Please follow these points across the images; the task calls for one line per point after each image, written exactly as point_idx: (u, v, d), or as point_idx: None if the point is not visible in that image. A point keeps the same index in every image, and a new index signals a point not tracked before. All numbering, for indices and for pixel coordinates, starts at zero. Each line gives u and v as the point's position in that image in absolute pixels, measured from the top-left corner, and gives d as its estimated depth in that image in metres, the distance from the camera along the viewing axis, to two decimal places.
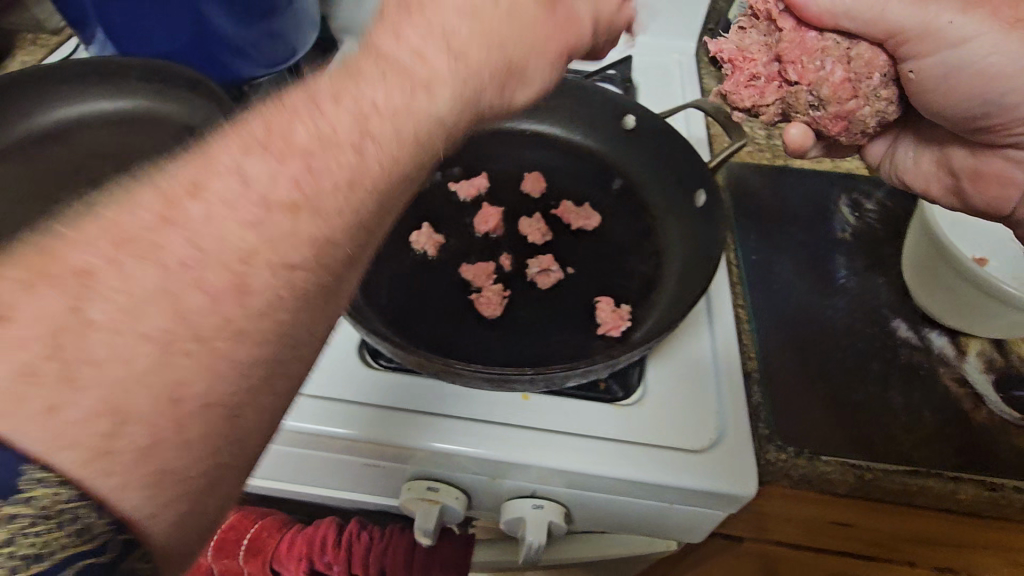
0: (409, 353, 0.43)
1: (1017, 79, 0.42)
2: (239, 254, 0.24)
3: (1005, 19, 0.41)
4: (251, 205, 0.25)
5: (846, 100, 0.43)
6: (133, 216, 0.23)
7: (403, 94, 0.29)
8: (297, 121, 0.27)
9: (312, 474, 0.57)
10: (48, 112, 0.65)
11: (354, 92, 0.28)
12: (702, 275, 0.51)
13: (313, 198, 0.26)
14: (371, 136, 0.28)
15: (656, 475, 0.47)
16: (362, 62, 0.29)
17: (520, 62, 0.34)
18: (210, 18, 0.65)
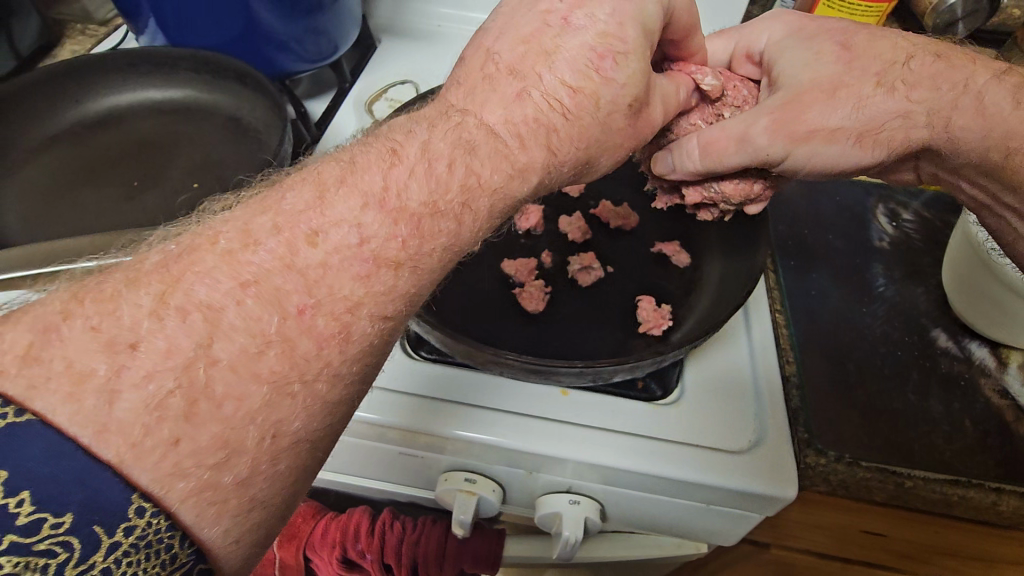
0: (456, 342, 0.44)
1: (849, 159, 0.46)
2: (344, 306, 0.29)
3: (795, 136, 0.45)
4: (361, 260, 0.30)
5: (749, 190, 0.50)
6: (288, 260, 0.28)
7: (503, 178, 0.35)
8: (414, 182, 0.32)
9: (348, 463, 0.58)
10: (100, 100, 0.66)
11: (467, 165, 0.34)
12: (745, 276, 0.51)
13: (411, 257, 0.31)
14: (470, 211, 0.34)
15: (696, 475, 0.47)
16: (475, 136, 0.35)
17: (598, 155, 0.40)
18: (258, 14, 0.66)
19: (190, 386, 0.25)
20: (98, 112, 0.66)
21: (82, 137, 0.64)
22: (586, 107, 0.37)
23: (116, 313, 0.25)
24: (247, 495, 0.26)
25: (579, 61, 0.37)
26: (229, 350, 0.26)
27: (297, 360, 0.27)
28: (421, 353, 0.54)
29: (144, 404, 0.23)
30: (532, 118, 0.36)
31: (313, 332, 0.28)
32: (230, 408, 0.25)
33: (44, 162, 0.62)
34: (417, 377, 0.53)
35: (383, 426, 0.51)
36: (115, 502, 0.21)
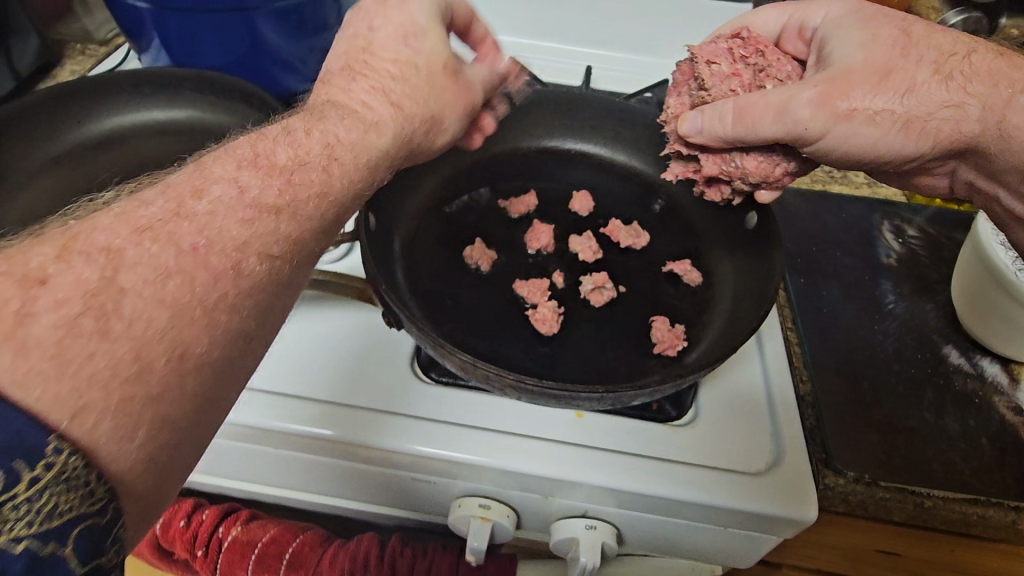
0: (477, 366, 0.42)
1: (878, 146, 0.47)
2: (234, 245, 0.29)
3: (836, 112, 0.45)
4: (243, 206, 0.31)
5: (770, 169, 0.50)
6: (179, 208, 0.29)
7: (359, 133, 0.38)
8: (280, 145, 0.35)
9: (354, 488, 0.56)
10: (102, 121, 0.65)
11: (325, 130, 0.37)
12: (762, 296, 0.50)
13: (289, 203, 0.32)
14: (336, 160, 0.36)
15: (714, 498, 0.47)
16: (328, 110, 0.39)
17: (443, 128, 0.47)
18: (265, 36, 0.67)
19: (97, 307, 0.24)
20: (100, 133, 0.65)
21: (83, 159, 0.63)
22: (412, 73, 0.43)
23: (25, 259, 0.24)
24: (161, 411, 0.25)
25: (393, 44, 0.43)
26: (133, 279, 0.25)
27: (196, 287, 0.27)
28: (432, 376, 0.53)
29: (58, 324, 0.23)
30: (380, 89, 0.42)
31: (208, 268, 0.28)
32: (140, 329, 0.25)
33: (45, 185, 0.61)
34: (428, 399, 0.52)
35: (391, 451, 0.49)
36: (30, 438, 0.20)
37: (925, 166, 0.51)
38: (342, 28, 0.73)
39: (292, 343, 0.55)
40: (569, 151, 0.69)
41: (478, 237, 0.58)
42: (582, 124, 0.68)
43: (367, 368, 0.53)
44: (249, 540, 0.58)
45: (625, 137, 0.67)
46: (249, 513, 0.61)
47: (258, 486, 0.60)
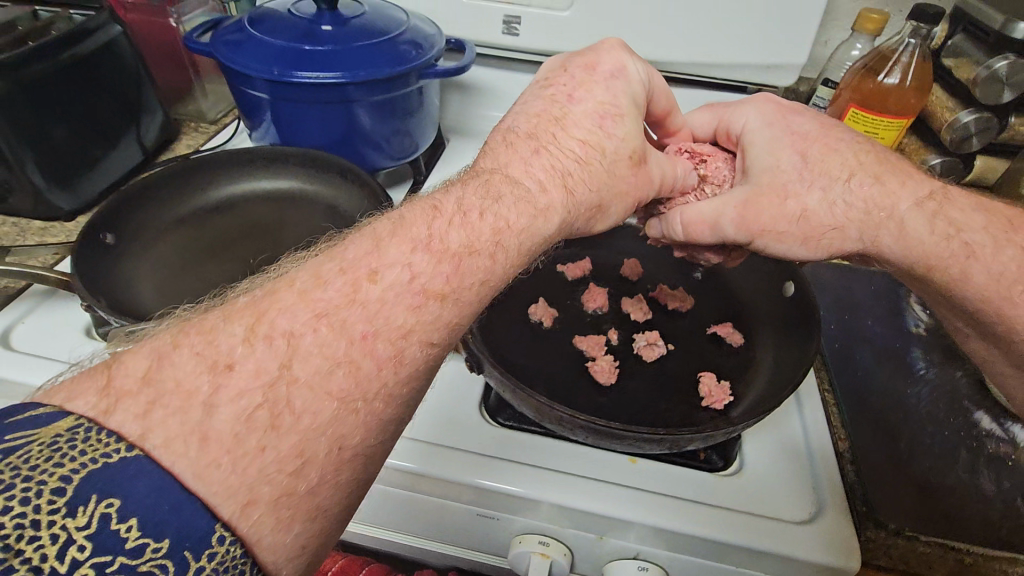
0: (553, 408, 0.48)
1: (797, 253, 0.55)
2: (397, 334, 0.35)
3: (754, 231, 0.54)
4: (413, 294, 0.36)
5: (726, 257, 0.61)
6: (356, 296, 0.35)
7: (530, 218, 0.41)
8: (454, 228, 0.39)
9: (420, 524, 0.61)
10: (218, 188, 0.76)
11: (496, 211, 0.41)
12: (802, 357, 0.56)
13: (453, 290, 0.38)
14: (502, 248, 0.40)
15: (765, 543, 0.51)
16: (503, 185, 0.42)
17: (609, 202, 0.47)
18: (359, 121, 0.79)
19: (273, 400, 0.31)
20: (215, 199, 0.76)
21: (203, 219, 0.73)
22: (595, 157, 0.45)
23: (217, 343, 0.32)
24: (314, 503, 0.32)
25: (587, 124, 0.46)
26: (305, 369, 0.32)
27: (362, 380, 0.34)
28: (500, 419, 0.59)
29: (238, 416, 0.30)
30: (557, 169, 0.44)
31: (374, 355, 0.35)
32: (307, 420, 0.32)
33: (170, 242, 0.69)
34: (497, 439, 0.58)
35: (463, 485, 0.55)
36: (198, 530, 0.27)
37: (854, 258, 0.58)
38: (422, 112, 0.84)
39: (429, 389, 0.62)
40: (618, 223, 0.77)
41: (541, 296, 0.66)
42: None
43: (441, 409, 0.60)
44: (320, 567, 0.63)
45: None
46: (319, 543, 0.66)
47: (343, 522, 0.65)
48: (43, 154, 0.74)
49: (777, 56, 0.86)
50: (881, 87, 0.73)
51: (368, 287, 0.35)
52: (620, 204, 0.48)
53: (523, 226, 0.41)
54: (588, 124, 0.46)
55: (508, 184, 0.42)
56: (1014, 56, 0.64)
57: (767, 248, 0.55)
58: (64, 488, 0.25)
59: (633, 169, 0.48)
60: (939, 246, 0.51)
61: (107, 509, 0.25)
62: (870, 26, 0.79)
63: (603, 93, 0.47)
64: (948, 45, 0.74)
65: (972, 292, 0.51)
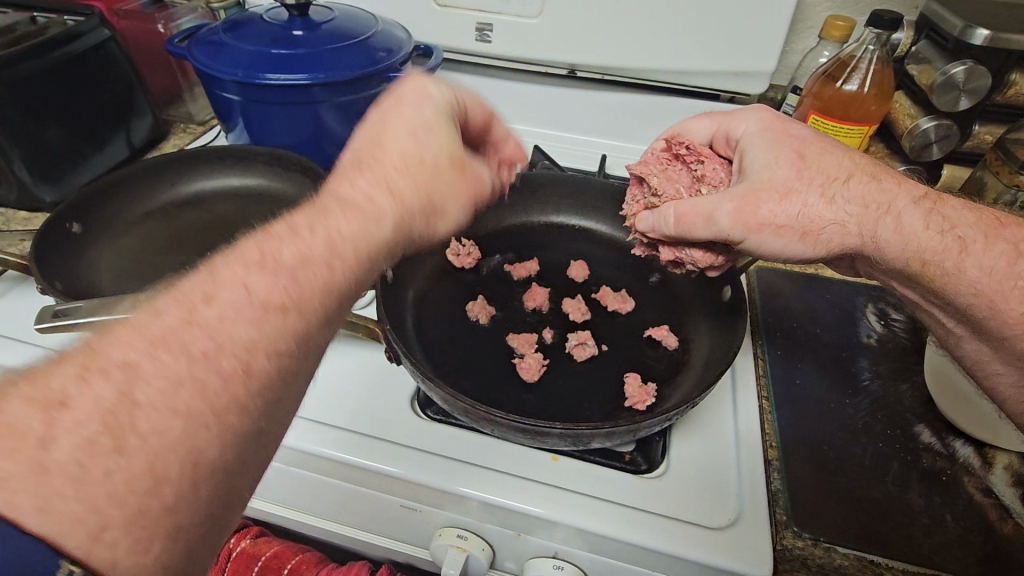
0: (456, 399, 0.49)
1: (792, 253, 0.52)
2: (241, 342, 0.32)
3: (751, 226, 0.51)
4: (249, 309, 0.32)
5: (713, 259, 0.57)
6: (191, 314, 0.31)
7: (361, 227, 0.39)
8: (286, 244, 0.35)
9: (351, 514, 0.62)
10: (189, 184, 0.80)
11: (328, 228, 0.37)
12: (725, 361, 0.55)
13: (295, 301, 0.34)
14: (340, 257, 0.37)
15: (673, 546, 0.50)
16: (332, 207, 0.39)
17: (441, 204, 0.45)
18: (326, 123, 0.82)
19: (114, 427, 0.26)
20: (186, 194, 0.80)
21: (171, 213, 0.77)
22: (412, 164, 0.43)
23: (47, 383, 0.26)
24: (172, 520, 0.28)
25: (400, 137, 0.43)
26: (136, 367, 0.28)
27: (209, 392, 0.30)
28: (428, 412, 0.60)
29: (79, 445, 0.25)
30: (382, 180, 0.42)
31: (219, 371, 0.30)
32: (150, 435, 0.27)
33: (136, 234, 0.74)
34: (422, 431, 0.58)
35: (383, 476, 0.55)
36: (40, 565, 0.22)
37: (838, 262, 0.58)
38: None
39: (378, 386, 0.62)
40: (574, 228, 0.77)
41: (481, 294, 0.67)
42: (587, 206, 0.77)
43: (374, 400, 0.61)
44: (253, 552, 0.64)
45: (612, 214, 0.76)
46: (257, 530, 0.67)
47: (282, 513, 0.65)
48: (30, 149, 0.78)
49: (747, 63, 0.86)
50: (841, 94, 0.72)
51: (198, 310, 0.31)
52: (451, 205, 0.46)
53: (355, 237, 0.38)
54: (398, 135, 0.43)
55: (336, 204, 0.39)
56: (971, 62, 0.63)
57: (759, 246, 0.53)
58: None
59: (454, 170, 0.45)
60: (934, 240, 0.49)
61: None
62: (838, 33, 0.78)
63: (403, 108, 0.44)
64: (911, 52, 0.73)
65: (963, 288, 0.49)
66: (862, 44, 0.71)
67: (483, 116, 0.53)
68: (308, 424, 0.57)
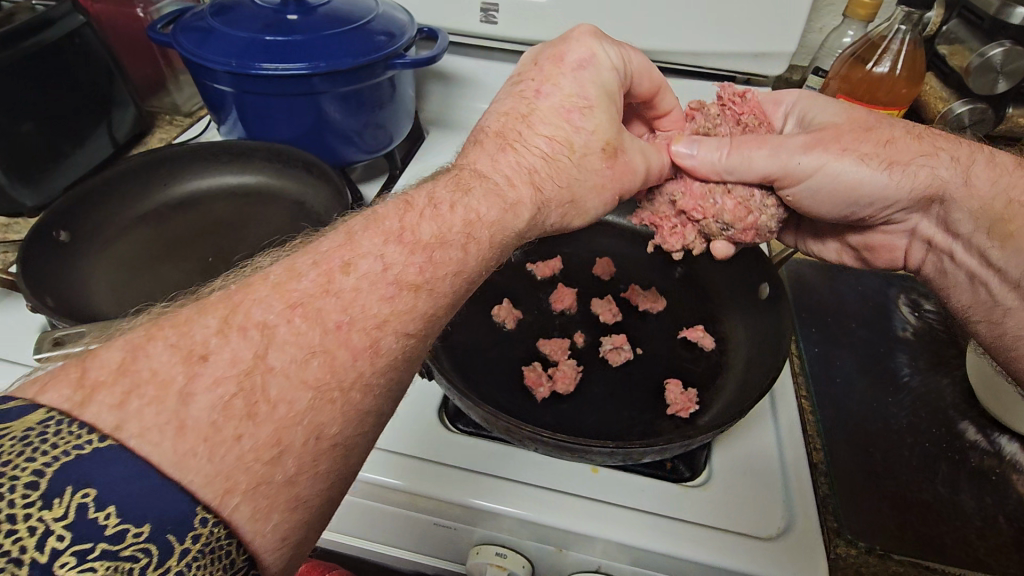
0: (496, 418, 0.46)
1: (863, 188, 0.50)
2: (373, 323, 0.33)
3: (834, 148, 0.49)
4: (387, 284, 0.34)
5: (745, 217, 0.53)
6: (331, 287, 0.33)
7: (500, 211, 0.40)
8: (425, 221, 0.37)
9: (381, 532, 0.59)
10: (182, 184, 0.75)
11: (465, 204, 0.39)
12: (770, 366, 0.53)
13: (427, 281, 0.36)
14: (474, 239, 0.38)
15: (726, 560, 0.47)
16: (471, 180, 0.41)
17: (581, 197, 0.45)
18: (328, 113, 0.76)
19: (251, 395, 0.27)
20: (181, 195, 0.75)
21: (165, 216, 0.72)
22: (562, 154, 0.44)
23: (190, 332, 0.28)
24: (294, 492, 0.28)
25: (554, 119, 0.44)
26: (281, 358, 0.29)
27: (340, 371, 0.31)
28: (458, 425, 0.57)
29: (214, 404, 0.26)
30: (523, 166, 0.43)
31: (349, 345, 0.32)
32: (283, 409, 0.28)
33: (130, 240, 0.69)
34: (453, 446, 0.55)
35: (417, 495, 0.52)
36: (181, 512, 0.23)
37: (887, 223, 0.56)
38: (396, 103, 0.83)
39: (403, 398, 0.59)
40: None
41: (506, 297, 0.63)
42: None
43: (400, 413, 0.58)
44: None
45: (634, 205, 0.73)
46: None
47: None
48: (6, 149, 0.72)
49: (768, 44, 0.83)
50: (871, 77, 0.69)
51: (341, 276, 0.33)
52: (597, 203, 0.47)
53: (492, 221, 0.40)
54: (550, 118, 0.44)
55: (476, 178, 0.41)
56: (1009, 43, 0.61)
57: (816, 188, 0.51)
58: (36, 481, 0.21)
59: (608, 161, 0.45)
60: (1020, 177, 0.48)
61: (83, 499, 0.21)
62: (862, 11, 0.75)
63: (570, 83, 0.44)
64: (943, 31, 0.70)
65: None
66: (893, 24, 0.67)
67: (653, 85, 0.51)
68: None
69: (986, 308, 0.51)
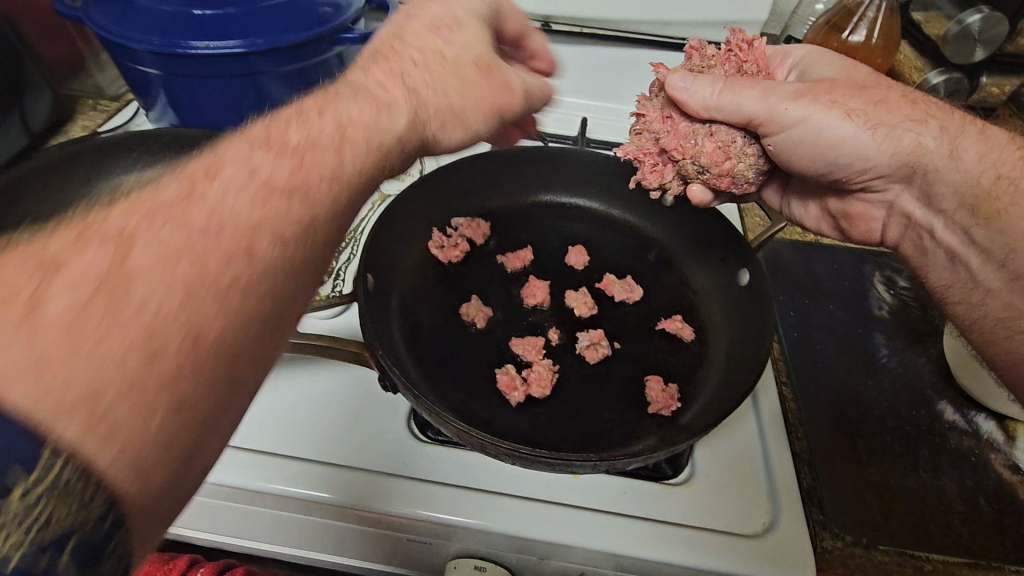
0: (471, 434, 0.43)
1: (844, 146, 0.48)
2: (247, 223, 0.27)
3: (823, 102, 0.47)
4: (255, 187, 0.28)
5: (722, 163, 0.49)
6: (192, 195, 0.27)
7: (373, 114, 0.37)
8: (293, 126, 0.33)
9: (349, 548, 0.55)
10: (108, 179, 0.67)
11: (338, 113, 0.35)
12: (752, 361, 0.51)
13: (302, 184, 0.30)
14: (350, 141, 0.34)
15: (712, 564, 0.46)
16: (349, 96, 0.37)
17: (463, 112, 0.43)
18: (269, 94, 0.69)
19: (112, 289, 0.22)
20: (107, 191, 0.67)
21: None
22: (435, 62, 0.42)
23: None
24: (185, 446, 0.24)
25: (421, 35, 0.42)
26: (146, 255, 0.24)
27: (215, 269, 0.25)
28: (428, 435, 0.53)
29: (72, 309, 0.21)
30: (400, 78, 0.40)
31: (226, 244, 0.26)
32: (155, 306, 0.23)
33: None
34: (423, 458, 0.52)
35: (385, 514, 0.49)
36: (24, 447, 0.18)
37: (867, 189, 0.54)
38: None
39: (367, 409, 0.55)
40: (563, 206, 0.70)
41: (474, 294, 0.59)
42: (578, 180, 0.69)
43: (365, 426, 0.53)
44: None
45: (605, 188, 0.69)
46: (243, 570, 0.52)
47: (271, 549, 0.58)
48: None
49: (739, 13, 0.79)
50: (847, 46, 0.66)
51: (201, 182, 0.27)
52: (476, 118, 0.44)
53: (372, 128, 0.36)
54: (419, 38, 0.42)
55: (351, 91, 0.37)
56: (987, 9, 0.60)
57: (795, 140, 0.48)
58: None
59: (481, 74, 0.43)
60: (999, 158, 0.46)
61: None
62: None
63: (438, 6, 0.44)
64: None
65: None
66: None
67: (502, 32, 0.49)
68: (288, 463, 0.50)
69: (966, 287, 0.49)
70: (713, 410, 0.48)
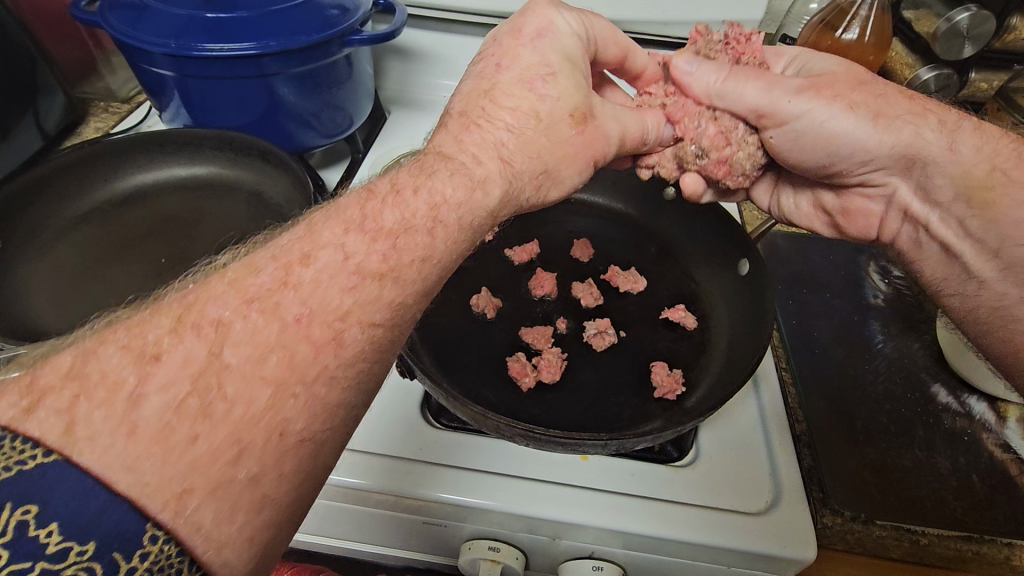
0: (487, 416, 0.44)
1: (846, 139, 0.50)
2: (334, 316, 0.31)
3: (826, 96, 0.49)
4: (347, 275, 0.32)
5: (722, 148, 0.53)
6: (288, 283, 0.30)
7: (466, 191, 0.38)
8: (387, 207, 0.35)
9: (368, 532, 0.57)
10: (127, 178, 0.70)
11: (430, 188, 0.37)
12: (753, 345, 0.53)
13: (392, 269, 0.33)
14: (441, 223, 0.36)
15: (718, 539, 0.48)
16: (436, 163, 0.39)
17: (555, 168, 0.43)
18: (279, 94, 0.71)
19: (204, 388, 0.26)
20: (127, 190, 0.70)
21: (109, 215, 0.67)
22: (528, 125, 0.41)
23: (142, 334, 0.26)
24: (260, 492, 0.27)
25: (517, 91, 0.42)
26: (236, 354, 0.27)
27: (297, 364, 0.29)
28: (442, 421, 0.55)
29: (166, 406, 0.25)
30: (489, 141, 0.40)
31: (310, 339, 0.30)
32: (240, 409, 0.26)
33: (70, 242, 0.64)
34: (438, 444, 0.54)
35: (403, 497, 0.51)
36: (127, 527, 0.21)
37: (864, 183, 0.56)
38: (353, 84, 0.78)
39: (384, 398, 0.57)
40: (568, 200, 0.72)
41: (483, 286, 0.61)
42: None
43: (382, 414, 0.55)
44: None
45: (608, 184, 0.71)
46: None
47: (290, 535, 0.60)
48: None
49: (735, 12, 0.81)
50: (840, 44, 0.68)
51: (297, 271, 0.31)
52: (570, 175, 0.44)
53: (462, 203, 0.37)
54: (514, 91, 0.42)
55: (439, 161, 0.39)
56: (974, 8, 0.62)
57: (796, 130, 0.51)
58: None
59: (576, 128, 0.43)
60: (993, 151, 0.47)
61: (22, 516, 0.19)
62: None
63: (530, 53, 0.43)
64: None
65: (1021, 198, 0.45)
66: None
67: (619, 49, 0.51)
68: None
69: (960, 279, 0.51)
70: (716, 393, 0.50)
